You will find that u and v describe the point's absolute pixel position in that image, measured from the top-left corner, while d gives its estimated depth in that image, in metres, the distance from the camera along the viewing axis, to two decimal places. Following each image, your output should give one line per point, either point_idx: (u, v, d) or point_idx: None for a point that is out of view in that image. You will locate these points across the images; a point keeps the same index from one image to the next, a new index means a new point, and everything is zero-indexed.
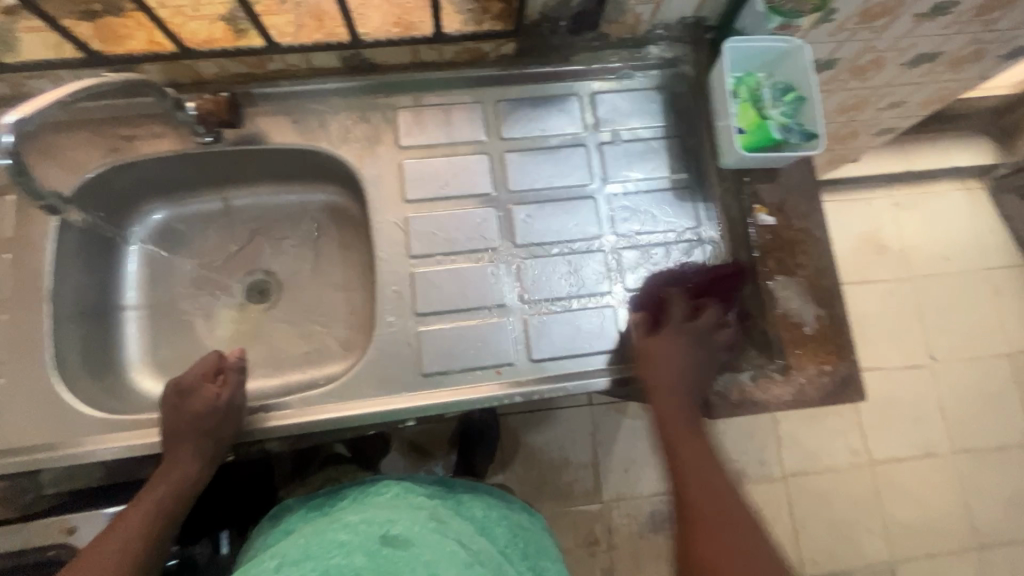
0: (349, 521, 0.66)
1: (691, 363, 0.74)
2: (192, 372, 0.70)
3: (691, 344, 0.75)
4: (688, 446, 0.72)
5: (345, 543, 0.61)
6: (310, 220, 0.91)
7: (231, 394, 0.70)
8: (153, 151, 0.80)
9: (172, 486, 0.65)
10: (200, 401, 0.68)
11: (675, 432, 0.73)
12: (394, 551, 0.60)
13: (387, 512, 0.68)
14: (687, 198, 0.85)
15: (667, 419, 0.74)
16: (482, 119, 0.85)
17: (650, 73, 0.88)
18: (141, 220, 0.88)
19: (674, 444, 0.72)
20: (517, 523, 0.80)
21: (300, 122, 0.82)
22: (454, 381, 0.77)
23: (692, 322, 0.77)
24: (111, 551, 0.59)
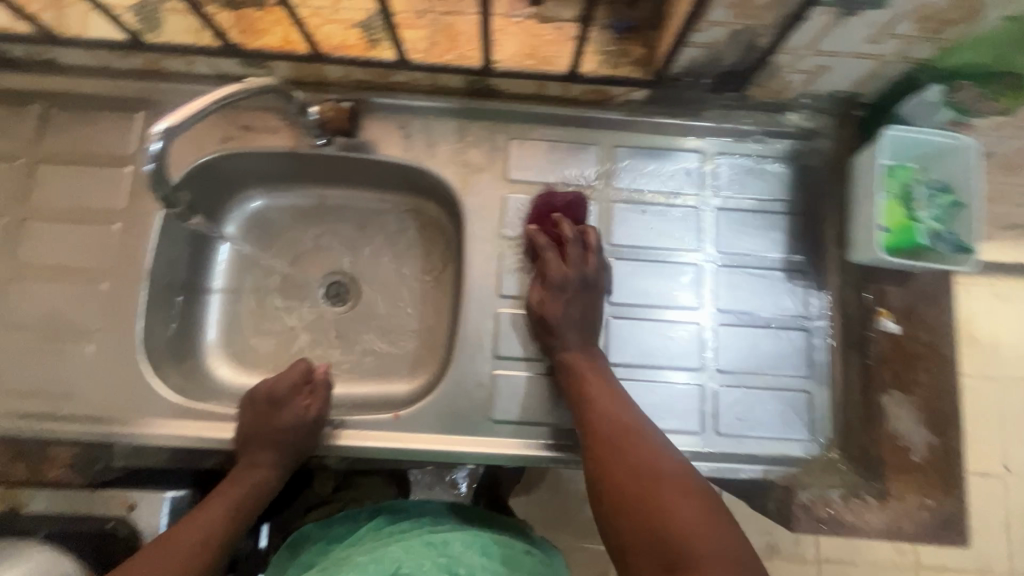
0: (357, 564, 0.65)
1: (581, 313, 0.74)
2: (286, 373, 0.67)
3: (579, 301, 0.74)
4: (662, 476, 0.60)
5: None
6: (400, 231, 0.90)
7: (319, 411, 0.67)
8: (267, 145, 0.80)
9: (245, 492, 0.64)
10: (292, 413, 0.66)
11: (641, 460, 0.61)
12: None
13: (394, 550, 0.66)
14: (799, 281, 0.79)
15: (592, 389, 0.69)
16: (595, 164, 0.81)
17: (783, 141, 0.82)
18: (239, 207, 0.89)
19: (660, 471, 0.60)
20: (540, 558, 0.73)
21: (412, 138, 0.80)
22: (522, 433, 0.74)
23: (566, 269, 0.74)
24: (182, 552, 0.57)
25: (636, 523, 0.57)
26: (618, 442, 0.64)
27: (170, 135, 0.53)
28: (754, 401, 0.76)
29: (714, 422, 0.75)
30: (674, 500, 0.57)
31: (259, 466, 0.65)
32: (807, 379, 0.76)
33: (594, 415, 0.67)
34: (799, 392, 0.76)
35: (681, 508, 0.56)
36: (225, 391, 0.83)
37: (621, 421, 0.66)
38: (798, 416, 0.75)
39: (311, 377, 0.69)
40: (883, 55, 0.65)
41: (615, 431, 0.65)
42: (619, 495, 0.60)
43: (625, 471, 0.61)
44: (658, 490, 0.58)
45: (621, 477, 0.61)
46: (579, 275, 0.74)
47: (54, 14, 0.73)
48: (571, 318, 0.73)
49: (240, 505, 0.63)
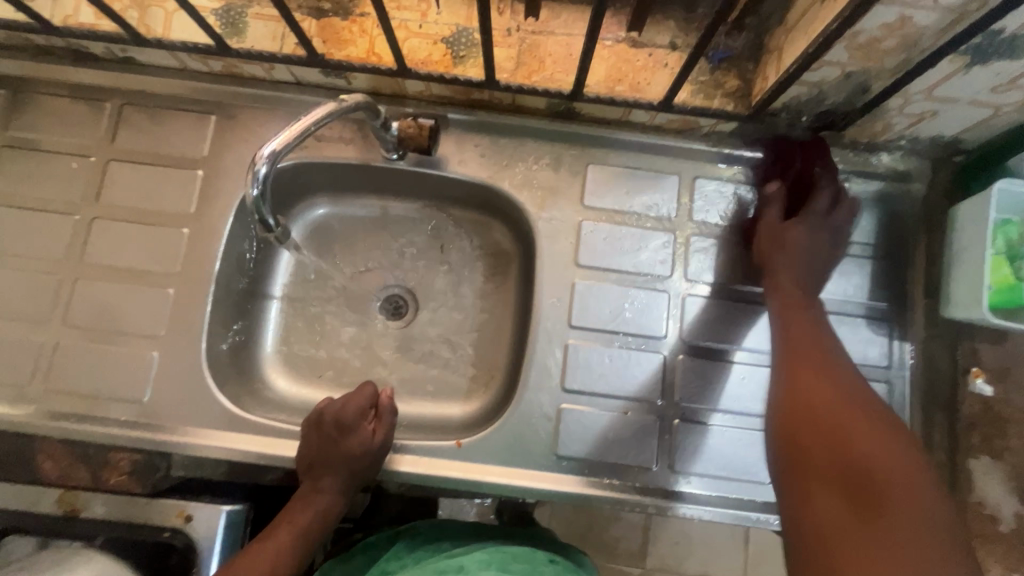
0: None
1: (810, 249, 0.70)
2: (352, 396, 0.65)
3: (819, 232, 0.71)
4: (877, 445, 0.52)
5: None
6: (463, 248, 0.88)
7: (384, 441, 0.66)
8: (339, 156, 0.78)
9: (308, 521, 0.63)
10: (357, 440, 0.64)
11: (851, 429, 0.53)
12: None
13: None
14: (884, 330, 0.74)
15: (811, 369, 0.59)
16: (675, 194, 0.78)
17: (874, 182, 0.78)
18: (302, 215, 0.88)
19: (859, 439, 0.52)
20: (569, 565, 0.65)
21: (488, 157, 0.78)
22: (585, 471, 0.72)
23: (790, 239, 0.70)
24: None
25: (809, 433, 0.54)
26: (832, 377, 0.59)
27: (274, 158, 0.58)
28: None
29: None
30: (877, 435, 0.52)
31: (324, 489, 0.64)
32: None
33: (800, 357, 0.61)
34: None
35: (889, 447, 0.51)
36: (280, 401, 0.82)
37: (828, 387, 0.57)
38: None
39: (377, 402, 0.67)
40: (1005, 105, 0.62)
41: (843, 394, 0.57)
42: (794, 431, 0.55)
43: (816, 427, 0.54)
44: (838, 415, 0.54)
45: (798, 438, 0.55)
46: (831, 223, 0.71)
47: (137, 14, 0.72)
48: (802, 250, 0.70)
49: (302, 535, 0.62)
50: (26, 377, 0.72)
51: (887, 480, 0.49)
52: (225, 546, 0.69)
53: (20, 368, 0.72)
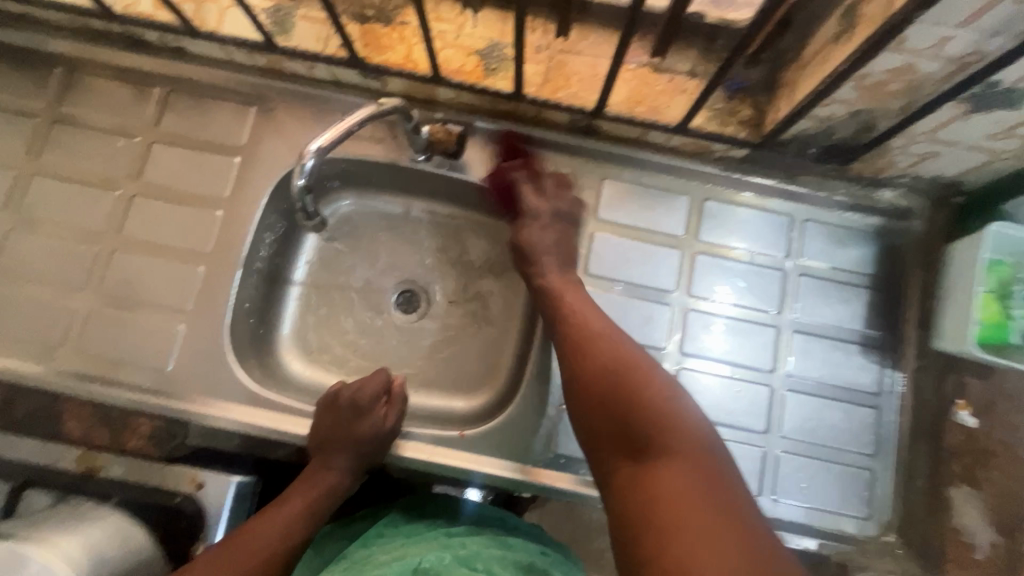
0: (380, 561, 0.61)
1: (561, 239, 0.77)
2: (365, 379, 0.68)
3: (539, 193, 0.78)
4: (660, 410, 0.56)
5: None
6: (477, 250, 0.92)
7: (395, 426, 0.69)
8: (369, 154, 0.83)
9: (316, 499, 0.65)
10: (369, 423, 0.68)
11: (640, 394, 0.58)
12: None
13: (417, 548, 0.62)
14: (876, 357, 0.79)
15: (577, 340, 0.65)
16: (684, 214, 0.82)
17: (874, 217, 0.82)
18: (328, 206, 0.92)
19: (656, 404, 0.57)
20: (557, 560, 0.66)
21: (509, 165, 0.83)
22: (578, 470, 0.75)
23: (542, 196, 0.78)
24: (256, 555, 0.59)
25: (604, 412, 0.59)
26: (592, 349, 0.63)
27: (320, 153, 0.65)
28: (815, 472, 0.75)
29: (774, 489, 0.75)
30: (657, 402, 0.57)
31: (331, 468, 0.67)
32: (872, 458, 0.76)
33: (586, 334, 0.65)
34: (860, 469, 0.75)
35: (663, 407, 0.57)
36: (293, 382, 0.85)
37: (625, 351, 0.62)
38: (859, 493, 0.75)
39: (389, 388, 0.71)
40: (1002, 152, 0.65)
41: (611, 371, 0.61)
42: (593, 401, 0.60)
43: (620, 384, 0.59)
44: (617, 384, 0.59)
45: (599, 405, 0.59)
46: (541, 204, 0.78)
47: (193, 8, 0.78)
48: (547, 236, 0.77)
49: (312, 509, 0.65)
50: (58, 341, 0.76)
51: (674, 444, 0.54)
52: (232, 515, 0.72)
53: (53, 332, 0.76)
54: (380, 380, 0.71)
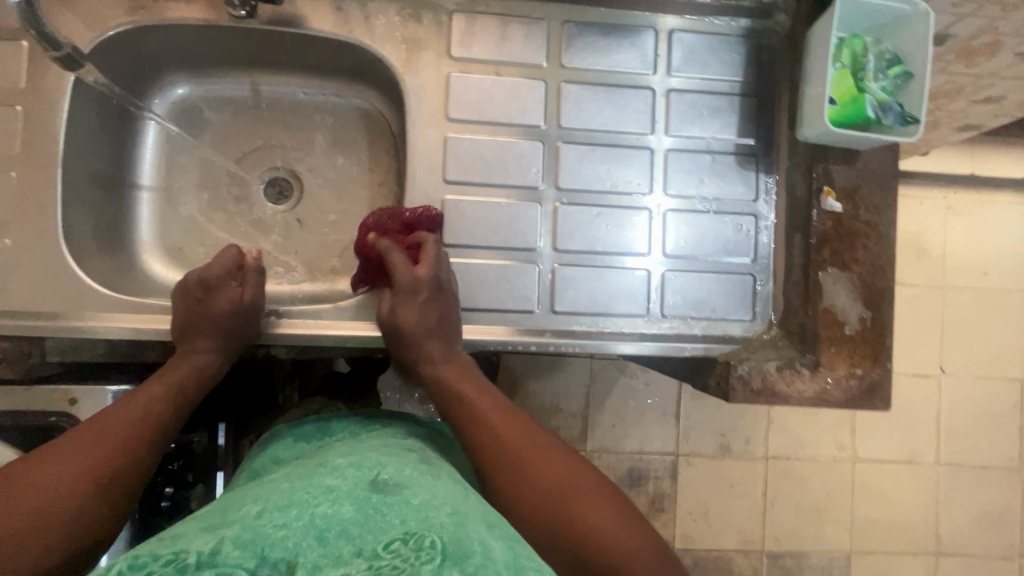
0: (336, 467, 0.56)
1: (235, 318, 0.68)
2: (221, 253, 0.70)
3: (203, 291, 0.68)
4: (573, 470, 0.59)
5: (330, 489, 0.50)
6: (342, 124, 0.86)
7: (254, 295, 0.69)
8: (180, 17, 0.73)
9: (188, 374, 0.65)
10: (225, 299, 0.68)
11: (542, 475, 0.58)
12: (387, 497, 0.50)
13: (376, 456, 0.59)
14: (752, 165, 0.78)
15: (497, 407, 0.65)
16: (543, 41, 0.76)
17: (739, 20, 0.79)
18: (163, 94, 0.82)
19: (535, 456, 0.59)
20: (492, 478, 0.71)
21: (342, 11, 0.74)
22: (473, 319, 0.75)
23: (201, 337, 0.67)
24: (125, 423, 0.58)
25: (542, 486, 0.57)
26: (491, 425, 0.62)
27: None
28: (700, 284, 0.77)
29: (661, 306, 0.77)
30: (542, 458, 0.59)
31: (195, 352, 0.66)
32: (752, 263, 0.78)
33: (494, 445, 0.61)
34: (742, 274, 0.78)
35: (546, 467, 0.59)
36: (163, 287, 0.80)
37: (562, 472, 0.58)
38: (741, 299, 0.78)
39: (240, 263, 0.71)
40: None
41: (516, 431, 0.62)
42: (516, 464, 0.59)
43: (557, 492, 0.57)
44: (534, 448, 0.60)
45: (532, 465, 0.59)
46: (201, 310, 0.67)
47: None
48: (206, 352, 0.67)
49: (187, 384, 0.64)
50: None
51: (565, 497, 0.56)
52: None
53: None
54: (230, 257, 0.71)
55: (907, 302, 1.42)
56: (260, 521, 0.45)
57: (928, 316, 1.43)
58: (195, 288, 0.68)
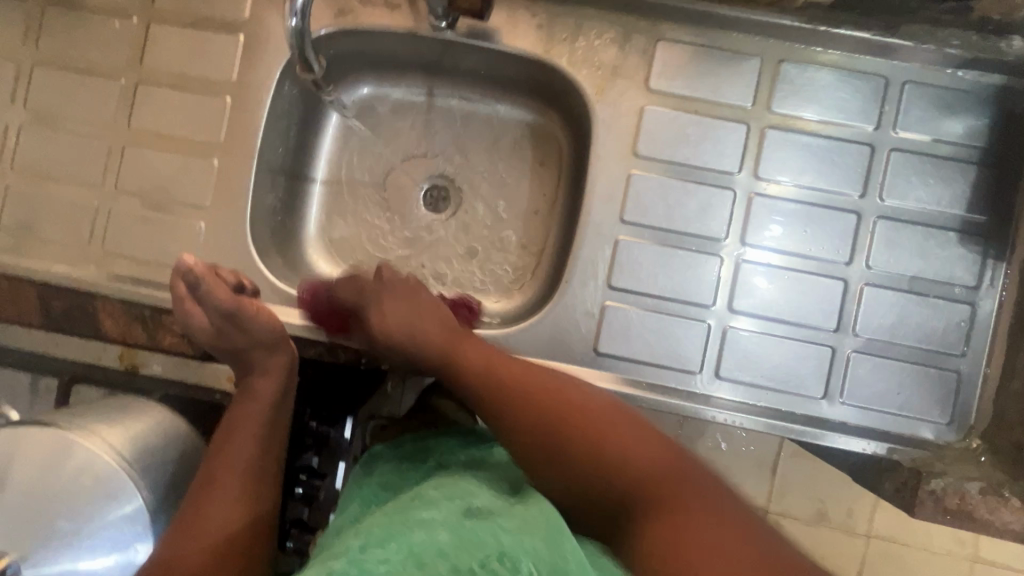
0: (430, 500, 0.51)
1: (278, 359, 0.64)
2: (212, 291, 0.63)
3: (223, 329, 0.63)
4: (628, 422, 0.53)
5: (425, 520, 0.45)
6: (511, 140, 0.83)
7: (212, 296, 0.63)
8: (386, 25, 0.73)
9: (267, 401, 0.63)
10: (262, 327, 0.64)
11: (572, 399, 0.55)
12: (482, 523, 0.44)
13: (469, 483, 0.54)
14: (977, 247, 0.68)
15: (566, 393, 0.55)
16: (753, 80, 0.69)
17: (990, 76, 0.68)
18: (347, 92, 0.84)
19: (584, 401, 0.54)
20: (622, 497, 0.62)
21: (545, 31, 0.71)
22: (626, 371, 0.69)
23: (262, 383, 0.63)
24: (235, 468, 0.59)
25: (545, 430, 0.52)
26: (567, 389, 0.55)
27: None
28: (891, 373, 0.68)
29: (840, 390, 0.68)
30: (622, 440, 0.51)
31: (257, 385, 0.63)
32: (961, 358, 0.68)
33: (519, 378, 0.57)
34: (946, 370, 0.67)
35: (577, 394, 0.55)
36: (322, 282, 0.82)
37: (584, 400, 0.55)
38: (941, 399, 0.67)
39: (243, 288, 0.66)
40: None
41: (606, 405, 0.55)
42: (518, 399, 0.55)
43: (576, 427, 0.52)
44: (591, 405, 0.54)
45: (534, 408, 0.54)
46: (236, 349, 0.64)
47: None
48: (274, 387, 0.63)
49: (261, 425, 0.62)
50: (83, 239, 0.74)
51: (591, 432, 0.52)
52: None
53: (78, 231, 0.74)
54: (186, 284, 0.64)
55: None
56: (360, 552, 0.41)
57: None
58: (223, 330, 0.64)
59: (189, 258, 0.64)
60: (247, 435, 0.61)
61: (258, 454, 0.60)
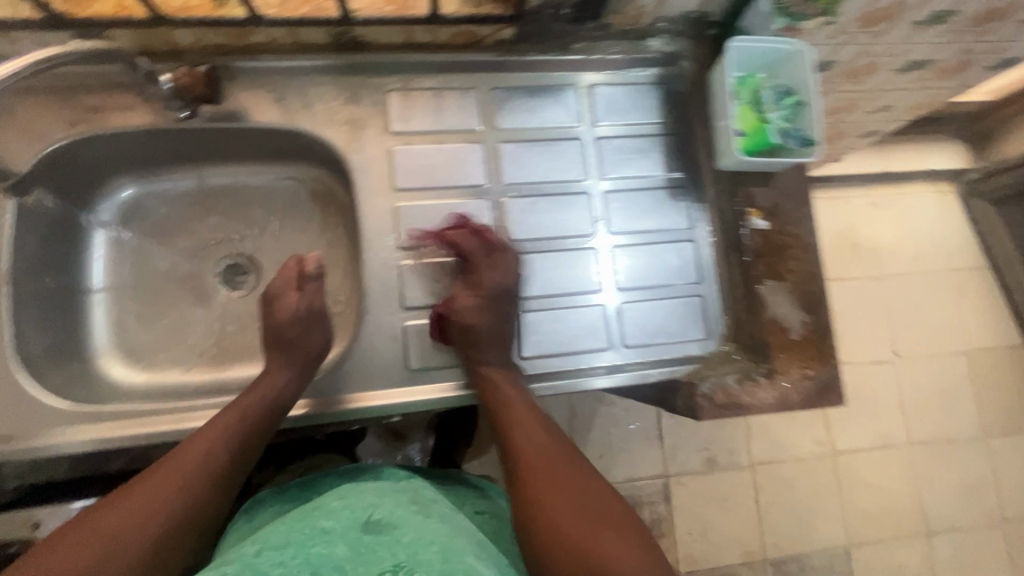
0: (332, 508, 0.63)
1: (308, 350, 0.74)
2: (318, 299, 0.76)
3: (315, 323, 0.75)
4: (644, 552, 0.59)
5: (326, 529, 0.58)
6: (292, 201, 0.88)
7: (309, 302, 0.75)
8: (124, 126, 0.75)
9: (264, 401, 0.69)
10: (318, 332, 0.76)
11: (605, 548, 0.59)
12: (377, 538, 0.58)
13: (370, 493, 0.66)
14: (683, 197, 0.85)
15: (612, 526, 0.61)
16: (476, 107, 0.82)
17: (649, 68, 0.86)
18: (108, 198, 0.83)
19: (631, 548, 0.59)
20: (490, 518, 0.74)
21: (284, 101, 0.78)
22: (440, 377, 0.77)
23: (272, 375, 0.71)
24: (198, 451, 0.62)
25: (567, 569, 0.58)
26: (551, 504, 0.63)
27: None
28: (653, 311, 0.82)
29: (622, 336, 0.80)
30: (620, 537, 0.60)
31: (275, 377, 0.71)
32: (699, 284, 0.83)
33: (562, 537, 0.60)
34: (692, 297, 0.83)
35: (627, 547, 0.59)
36: (126, 391, 0.79)
37: (602, 503, 0.64)
38: (696, 319, 0.82)
39: (298, 268, 0.77)
40: None
41: (597, 488, 0.65)
42: (555, 552, 0.59)
43: (588, 567, 0.57)
44: (582, 522, 0.61)
45: (591, 557, 0.58)
46: (292, 331, 0.74)
47: None
48: (276, 386, 0.70)
49: (256, 415, 0.67)
50: None
51: (598, 554, 0.58)
52: None
53: None
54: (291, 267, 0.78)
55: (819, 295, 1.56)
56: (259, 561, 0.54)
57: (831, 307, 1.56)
58: (286, 319, 0.74)
59: (312, 258, 0.78)
60: (234, 422, 0.66)
61: (237, 438, 0.65)
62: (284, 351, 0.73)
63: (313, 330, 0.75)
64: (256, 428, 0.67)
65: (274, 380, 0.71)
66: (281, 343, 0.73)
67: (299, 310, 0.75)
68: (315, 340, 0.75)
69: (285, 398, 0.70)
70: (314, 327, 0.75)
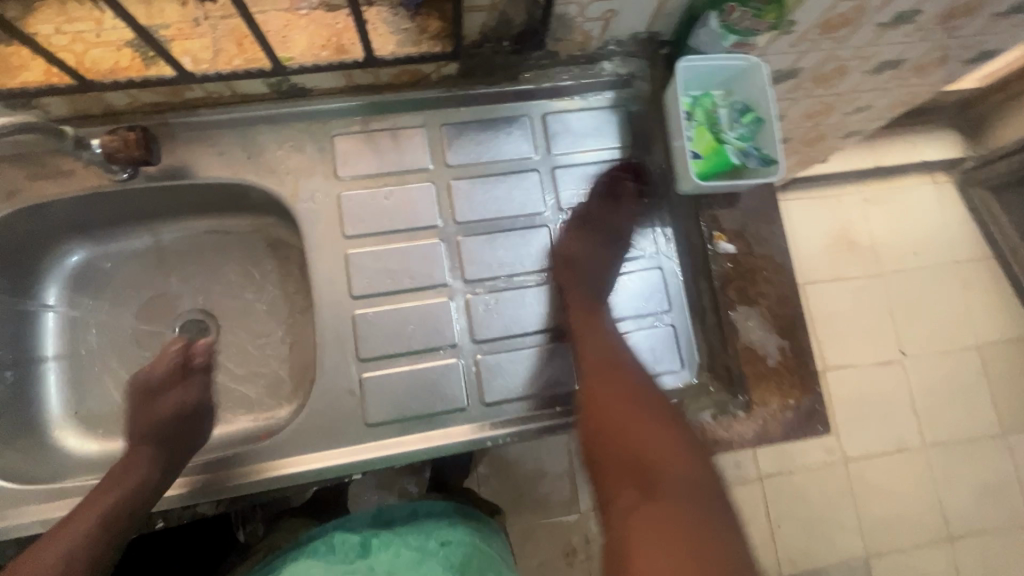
0: None
1: (186, 443, 0.73)
2: (200, 391, 0.76)
3: (195, 404, 0.75)
4: (668, 444, 0.68)
5: None
6: (247, 252, 0.85)
7: (199, 395, 0.76)
8: (64, 194, 0.74)
9: (129, 488, 0.67)
10: (201, 420, 0.75)
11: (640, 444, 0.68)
12: None
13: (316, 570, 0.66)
14: (647, 222, 0.82)
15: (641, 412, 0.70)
16: (426, 145, 0.80)
17: (605, 92, 0.83)
18: (57, 264, 0.81)
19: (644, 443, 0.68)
20: (458, 545, 0.71)
21: (227, 154, 0.76)
22: (399, 431, 0.73)
23: (142, 459, 0.69)
24: (82, 517, 0.63)
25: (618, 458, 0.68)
26: (637, 421, 0.69)
27: None
28: None
29: None
30: (636, 422, 0.69)
31: (140, 461, 0.69)
32: (669, 312, 0.80)
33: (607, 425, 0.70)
34: (661, 325, 0.80)
35: (651, 439, 0.68)
36: (83, 463, 0.77)
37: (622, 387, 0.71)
38: (668, 350, 0.79)
39: (186, 356, 0.77)
40: None
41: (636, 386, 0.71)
42: (612, 439, 0.69)
43: (631, 457, 0.68)
44: (624, 424, 0.69)
45: (613, 447, 0.68)
46: (166, 417, 0.72)
47: None
48: (144, 472, 0.68)
49: (123, 503, 0.65)
50: None
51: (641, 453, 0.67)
52: None
53: None
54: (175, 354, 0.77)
55: (812, 302, 1.51)
56: None
57: (829, 312, 1.51)
58: (162, 413, 0.72)
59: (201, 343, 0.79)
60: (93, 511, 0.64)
61: (102, 527, 0.64)
62: (158, 438, 0.71)
63: (189, 419, 0.74)
64: (126, 510, 0.66)
65: (142, 466, 0.68)
66: (159, 427, 0.71)
67: (183, 397, 0.74)
68: (199, 431, 0.74)
69: (147, 492, 0.68)
70: (199, 417, 0.75)
